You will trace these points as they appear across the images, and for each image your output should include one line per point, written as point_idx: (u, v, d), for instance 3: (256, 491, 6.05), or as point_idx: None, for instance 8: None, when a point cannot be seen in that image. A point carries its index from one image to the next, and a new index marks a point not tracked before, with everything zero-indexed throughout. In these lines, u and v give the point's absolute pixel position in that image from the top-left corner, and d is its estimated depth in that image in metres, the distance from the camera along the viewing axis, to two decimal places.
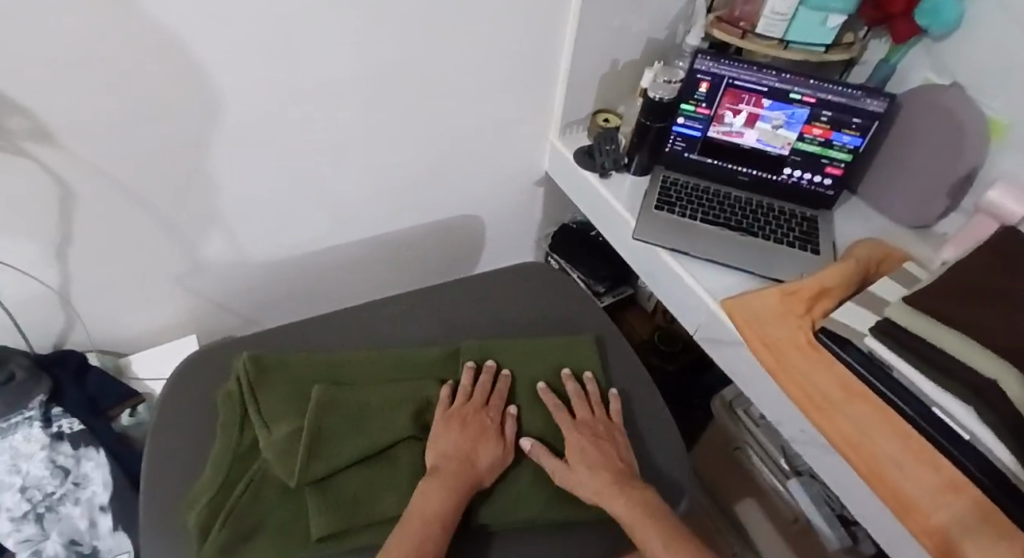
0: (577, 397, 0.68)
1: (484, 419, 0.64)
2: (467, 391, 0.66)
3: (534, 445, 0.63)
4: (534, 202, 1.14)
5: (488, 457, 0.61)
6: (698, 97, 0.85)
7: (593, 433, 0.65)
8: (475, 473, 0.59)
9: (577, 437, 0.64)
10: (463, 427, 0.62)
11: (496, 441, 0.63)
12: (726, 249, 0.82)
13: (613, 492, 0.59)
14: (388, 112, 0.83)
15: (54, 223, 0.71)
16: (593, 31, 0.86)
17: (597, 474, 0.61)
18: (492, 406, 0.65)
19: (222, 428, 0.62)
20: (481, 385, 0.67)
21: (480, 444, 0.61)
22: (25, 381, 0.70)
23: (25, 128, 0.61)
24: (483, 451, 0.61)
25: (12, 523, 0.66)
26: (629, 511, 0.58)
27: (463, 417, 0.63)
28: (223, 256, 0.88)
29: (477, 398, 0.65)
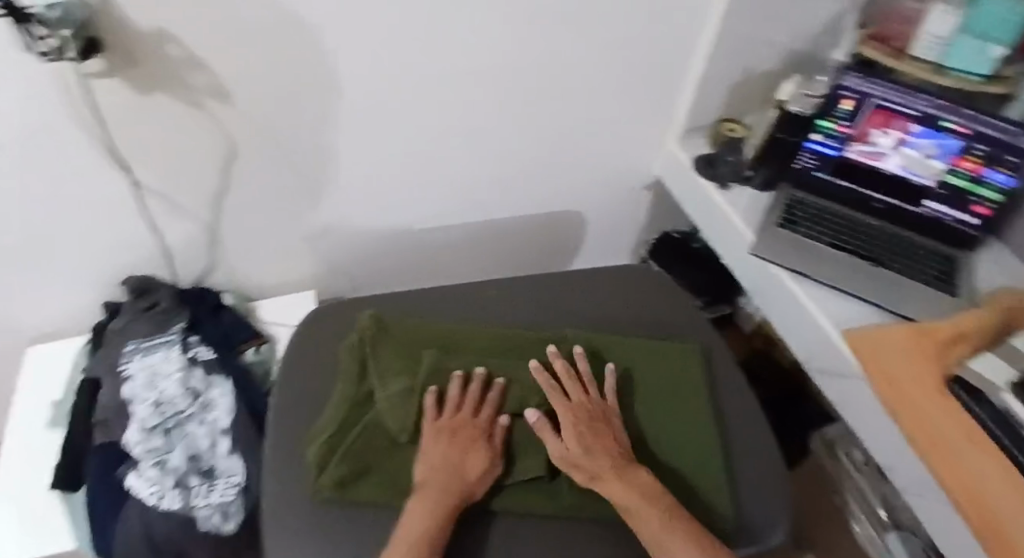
0: (566, 376, 0.66)
1: (474, 428, 0.62)
2: (456, 401, 0.63)
3: (539, 419, 0.63)
4: (642, 207, 1.13)
5: (476, 467, 0.59)
6: (840, 115, 0.80)
7: (589, 416, 0.63)
8: (466, 485, 0.58)
9: (571, 416, 0.62)
10: (451, 439, 0.61)
11: (486, 453, 0.61)
12: (851, 276, 0.78)
13: (614, 478, 0.58)
14: (515, 103, 0.86)
15: (215, 172, 0.80)
16: (731, 42, 0.84)
17: (596, 458, 0.59)
18: (483, 416, 0.63)
19: (342, 374, 0.67)
20: (471, 393, 0.64)
21: (471, 456, 0.60)
22: (168, 309, 0.83)
23: (205, 85, 0.69)
24: (470, 464, 0.59)
25: (143, 434, 0.73)
26: (631, 497, 0.57)
27: (452, 428, 0.62)
28: (347, 218, 0.95)
29: (466, 408, 0.63)
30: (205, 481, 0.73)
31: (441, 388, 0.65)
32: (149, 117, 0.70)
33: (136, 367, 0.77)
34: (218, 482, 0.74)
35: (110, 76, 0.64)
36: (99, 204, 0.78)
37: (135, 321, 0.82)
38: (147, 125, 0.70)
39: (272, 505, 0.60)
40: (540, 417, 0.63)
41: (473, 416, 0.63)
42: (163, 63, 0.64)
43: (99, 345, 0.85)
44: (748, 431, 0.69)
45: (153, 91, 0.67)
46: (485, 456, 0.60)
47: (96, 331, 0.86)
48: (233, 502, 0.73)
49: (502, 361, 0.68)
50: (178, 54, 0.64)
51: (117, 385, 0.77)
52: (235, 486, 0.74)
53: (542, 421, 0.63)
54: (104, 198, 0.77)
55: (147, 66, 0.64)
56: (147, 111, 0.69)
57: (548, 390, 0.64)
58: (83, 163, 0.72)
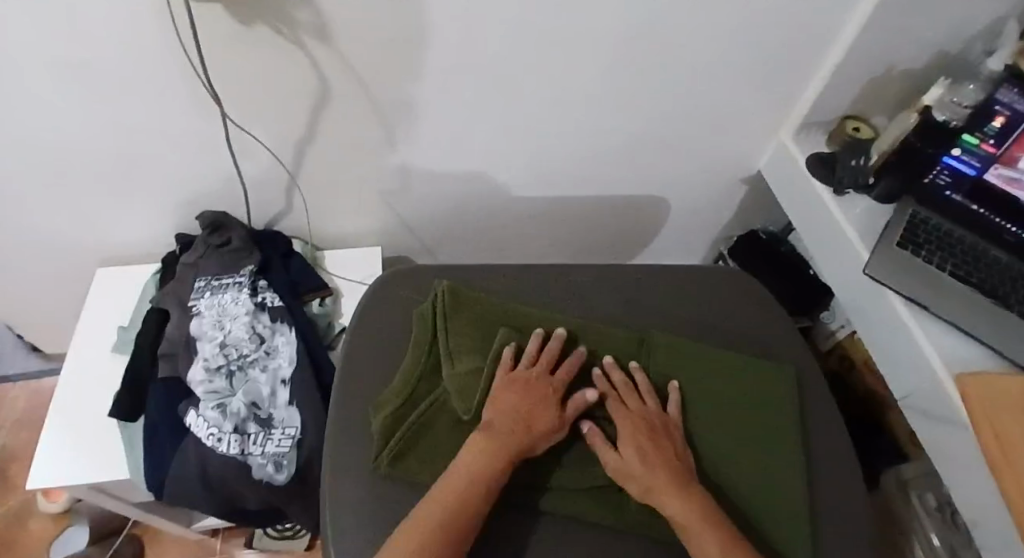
0: (625, 387, 0.62)
1: (552, 388, 0.59)
2: (535, 355, 0.61)
3: (591, 428, 0.60)
4: (733, 201, 1.06)
5: (545, 425, 0.57)
6: (988, 131, 0.74)
7: (650, 426, 0.59)
8: (527, 439, 0.55)
9: (628, 426, 0.59)
10: (525, 391, 0.58)
11: (556, 411, 0.58)
12: (969, 314, 0.71)
13: (672, 494, 0.55)
14: (624, 76, 0.80)
15: (303, 113, 0.77)
16: (878, 35, 0.75)
17: (654, 471, 0.56)
18: (559, 377, 0.60)
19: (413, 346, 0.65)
20: (549, 352, 0.61)
21: (542, 412, 0.57)
22: (239, 249, 0.83)
23: (309, 23, 0.65)
24: (538, 419, 0.57)
25: (206, 374, 0.73)
26: (690, 517, 0.54)
27: (524, 382, 0.59)
28: (427, 177, 0.92)
29: (541, 363, 0.61)
30: (262, 429, 0.72)
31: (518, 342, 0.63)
32: (248, 49, 0.67)
33: (205, 304, 0.77)
34: (275, 432, 0.72)
35: (214, 3, 0.60)
36: (187, 134, 0.77)
37: (206, 256, 0.82)
38: (244, 57, 0.68)
39: (337, 468, 0.60)
40: (594, 427, 0.60)
41: (551, 372, 0.60)
42: None
43: (167, 277, 0.85)
44: (832, 466, 0.64)
45: (254, 23, 0.64)
46: (553, 415, 0.57)
47: (166, 261, 0.86)
48: (286, 454, 0.71)
49: (576, 352, 0.65)
50: None
51: (186, 320, 0.77)
52: (291, 438, 0.72)
53: (595, 430, 0.60)
54: (193, 127, 0.76)
55: None
56: (245, 42, 0.66)
57: (607, 398, 0.61)
58: (177, 89, 0.70)
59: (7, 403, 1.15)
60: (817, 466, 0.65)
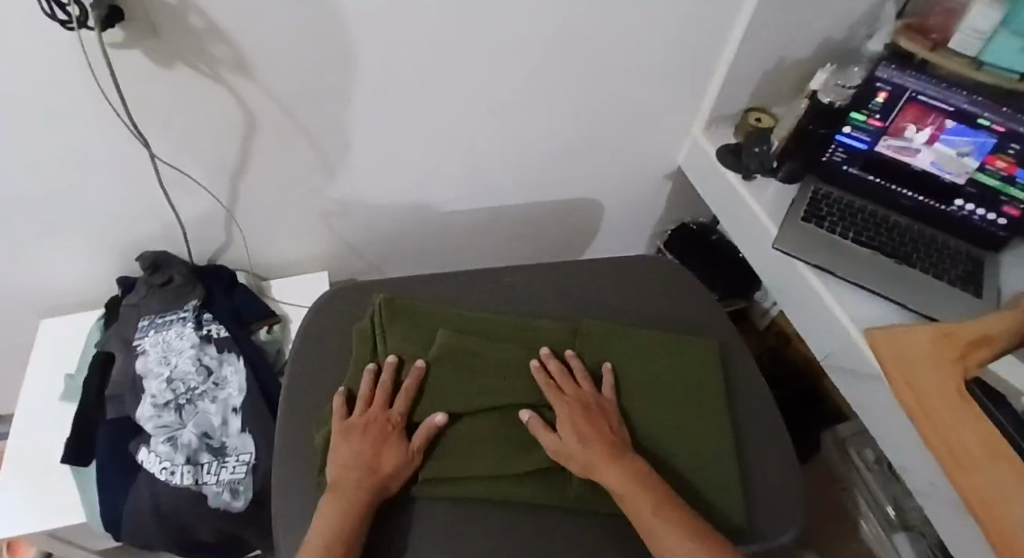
0: (562, 374, 0.65)
1: (387, 422, 0.61)
2: (367, 395, 0.64)
3: (531, 417, 0.62)
4: (661, 196, 1.12)
5: (393, 461, 0.59)
6: (873, 107, 0.78)
7: (583, 405, 0.62)
8: (378, 480, 0.58)
9: (564, 408, 0.62)
10: (361, 436, 0.60)
11: (400, 445, 0.60)
12: (875, 274, 0.76)
13: (608, 466, 0.58)
14: (539, 87, 0.85)
15: (233, 146, 0.79)
16: (766, 27, 0.81)
17: (591, 448, 0.59)
18: (395, 408, 0.63)
19: (356, 361, 0.68)
20: (380, 386, 0.64)
21: (384, 450, 0.59)
22: (182, 285, 0.84)
23: (226, 59, 0.68)
24: (383, 458, 0.59)
25: (155, 409, 0.74)
26: (627, 486, 0.56)
27: (363, 424, 0.61)
28: (364, 201, 0.95)
29: (376, 402, 0.63)
30: (215, 458, 0.73)
31: (351, 387, 0.66)
32: (170, 89, 0.69)
33: (150, 342, 0.78)
34: (228, 460, 0.73)
35: (131, 46, 0.63)
36: (118, 176, 0.78)
37: (149, 296, 0.83)
38: (167, 97, 0.70)
39: (289, 482, 0.61)
40: (534, 416, 0.62)
41: (387, 408, 0.63)
42: (185, 34, 0.63)
43: (111, 320, 0.86)
44: (761, 428, 0.69)
45: (173, 62, 0.66)
46: (399, 452, 0.60)
47: (110, 304, 0.87)
48: (242, 480, 0.73)
49: (513, 347, 0.68)
50: (200, 25, 0.63)
51: (131, 359, 0.78)
52: (245, 464, 0.73)
53: (536, 420, 0.62)
54: (124, 169, 0.77)
55: (169, 37, 0.63)
56: (166, 82, 0.68)
57: (547, 388, 0.64)
58: (102, 134, 0.72)
59: None
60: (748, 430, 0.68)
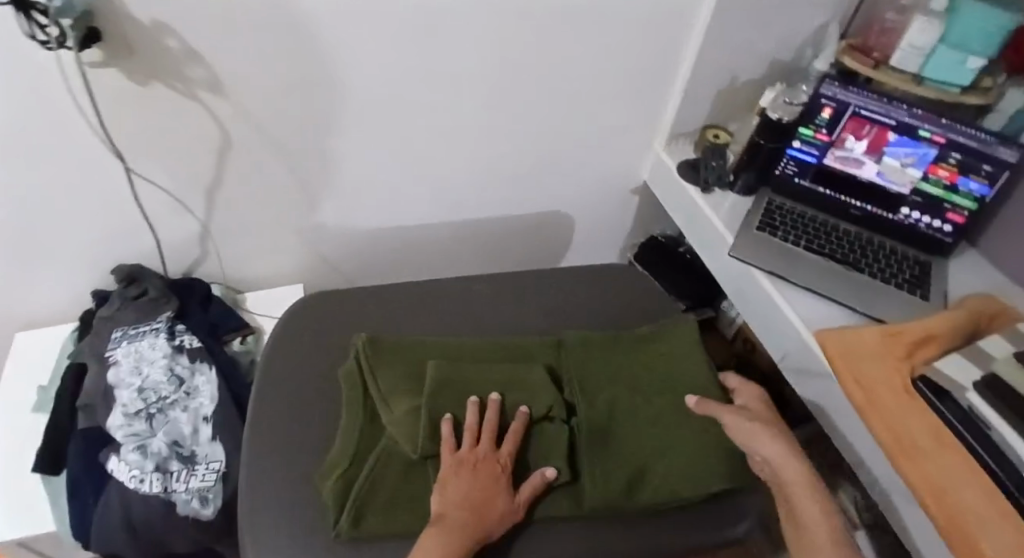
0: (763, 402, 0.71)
1: (497, 465, 0.61)
2: (473, 431, 0.62)
3: (700, 399, 0.67)
4: (629, 210, 1.15)
5: (501, 510, 0.58)
6: (820, 122, 0.82)
7: (763, 411, 0.69)
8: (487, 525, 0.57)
9: (759, 418, 0.67)
10: (473, 473, 0.59)
11: (506, 494, 0.60)
12: (827, 280, 0.80)
13: (769, 439, 0.64)
14: (504, 106, 0.88)
15: (209, 162, 0.82)
16: (718, 47, 0.85)
17: (755, 423, 0.65)
18: (503, 451, 0.62)
19: (347, 408, 0.67)
20: (488, 424, 0.62)
21: (494, 496, 0.59)
22: (157, 298, 0.86)
23: (200, 77, 0.71)
24: (494, 501, 0.59)
25: (126, 417, 0.75)
26: (785, 458, 0.62)
27: (471, 460, 0.60)
28: (338, 218, 0.98)
29: (485, 440, 0.62)
30: (185, 466, 0.74)
31: (456, 416, 0.64)
32: (146, 108, 0.72)
33: (122, 353, 0.80)
34: (198, 468, 0.74)
35: (109, 65, 0.66)
36: (94, 193, 0.80)
37: (124, 308, 0.85)
38: (143, 115, 0.73)
39: (262, 483, 0.63)
40: (699, 399, 0.67)
41: (493, 451, 0.61)
42: (160, 54, 0.67)
43: (85, 333, 0.87)
44: None
45: (149, 81, 0.69)
46: (506, 500, 0.59)
47: (84, 318, 0.88)
48: (211, 488, 0.73)
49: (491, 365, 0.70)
50: (176, 46, 0.67)
51: (103, 369, 0.79)
52: (214, 472, 0.74)
53: (706, 399, 0.68)
54: (101, 185, 0.80)
55: (145, 56, 0.67)
56: (143, 102, 0.71)
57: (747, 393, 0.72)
58: (79, 151, 0.75)
59: None
60: None
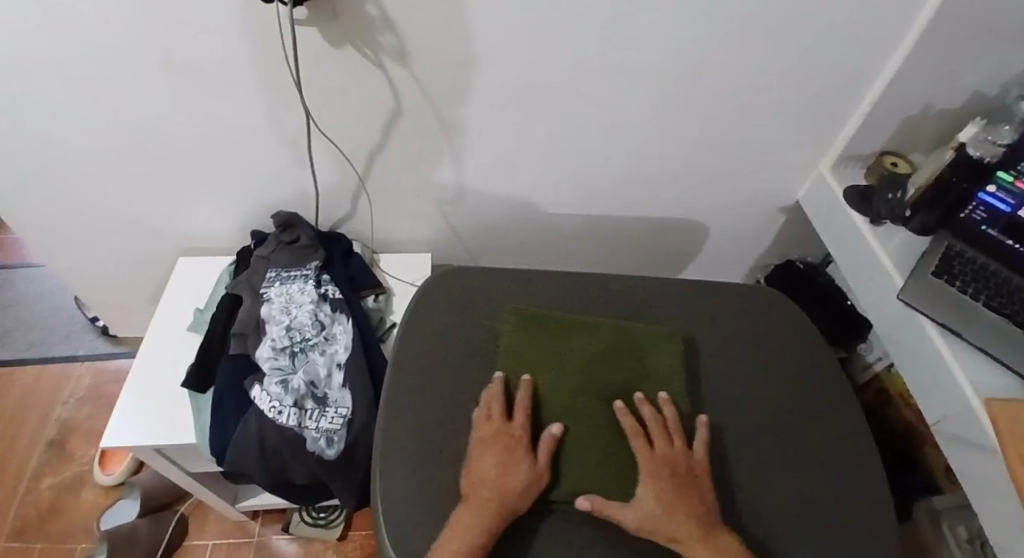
0: (654, 422, 0.66)
1: (481, 442, 0.65)
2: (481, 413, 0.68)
3: (591, 501, 0.61)
4: (769, 229, 1.11)
5: (478, 482, 0.62)
6: (1022, 169, 0.78)
7: (676, 469, 0.63)
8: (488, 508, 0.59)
9: (668, 501, 0.60)
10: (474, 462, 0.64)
11: (492, 462, 0.63)
12: (1003, 342, 0.73)
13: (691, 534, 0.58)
14: (668, 106, 0.86)
15: (380, 127, 0.86)
16: (915, 74, 0.80)
17: (670, 507, 0.60)
18: (486, 425, 0.66)
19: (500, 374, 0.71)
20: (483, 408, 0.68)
21: (476, 476, 0.62)
22: (307, 247, 0.92)
23: (391, 46, 0.74)
24: (481, 483, 0.61)
25: (273, 352, 0.81)
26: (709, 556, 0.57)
27: (491, 436, 0.65)
28: (480, 195, 1.00)
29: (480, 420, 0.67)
30: (318, 407, 0.79)
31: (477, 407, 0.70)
32: (334, 67, 0.76)
33: (276, 292, 0.86)
34: (328, 410, 0.79)
35: (312, 25, 0.71)
36: (271, 137, 0.87)
37: (278, 250, 0.91)
38: (331, 74, 0.77)
39: (394, 436, 0.68)
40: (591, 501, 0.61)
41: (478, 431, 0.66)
42: (360, 20, 0.71)
43: (241, 267, 0.94)
44: (835, 478, 0.69)
45: (344, 44, 0.73)
46: (528, 469, 0.63)
47: (241, 253, 0.96)
48: (338, 431, 0.78)
49: (620, 368, 0.71)
50: (374, 13, 0.70)
51: (257, 302, 0.86)
52: (342, 417, 0.79)
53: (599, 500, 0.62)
54: (282, 134, 0.86)
55: (345, 19, 0.70)
56: (332, 60, 0.75)
57: (635, 431, 0.66)
58: (267, 99, 0.81)
59: (74, 380, 1.29)
60: (822, 479, 0.69)
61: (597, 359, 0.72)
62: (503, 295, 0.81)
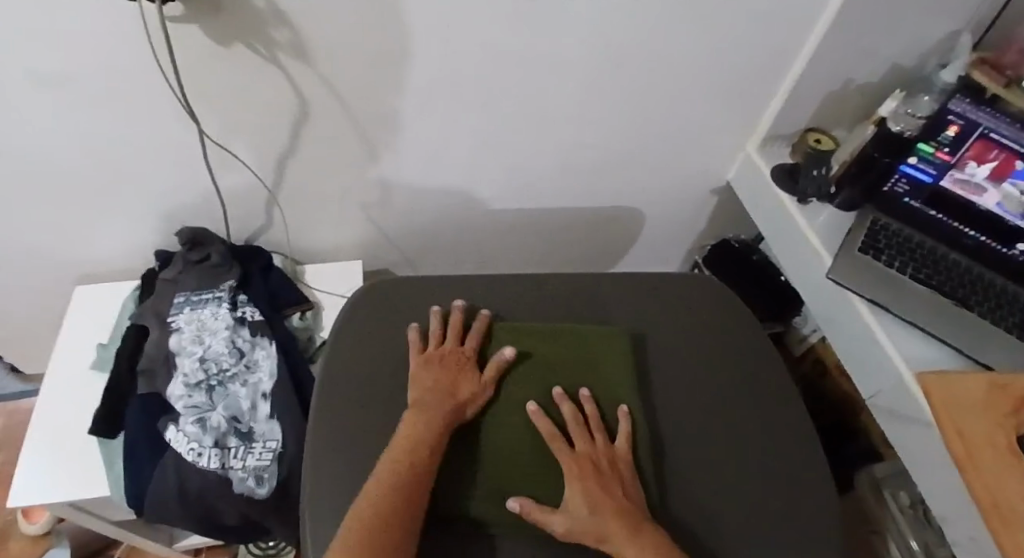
0: (573, 420, 0.64)
1: (432, 355, 0.68)
2: (438, 335, 0.71)
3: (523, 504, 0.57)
4: (705, 210, 1.10)
5: (419, 390, 0.65)
6: (942, 140, 0.75)
7: (600, 468, 0.60)
8: (439, 413, 0.62)
9: (597, 501, 0.57)
10: (421, 370, 0.67)
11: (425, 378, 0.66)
12: (932, 314, 0.74)
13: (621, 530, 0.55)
14: (594, 91, 0.82)
15: (287, 132, 0.79)
16: (836, 48, 0.78)
17: (596, 505, 0.57)
18: (447, 344, 0.70)
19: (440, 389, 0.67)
20: (435, 327, 0.71)
21: (423, 386, 0.65)
22: (219, 265, 0.84)
23: (287, 43, 0.67)
24: (421, 389, 0.65)
25: (186, 388, 0.74)
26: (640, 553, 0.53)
27: (437, 356, 0.68)
28: (407, 195, 0.94)
29: (444, 343, 0.70)
30: (243, 443, 0.73)
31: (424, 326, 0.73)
32: (224, 67, 0.68)
33: (186, 319, 0.79)
34: (255, 446, 0.73)
35: (191, 22, 0.62)
36: (165, 148, 0.78)
37: (187, 272, 0.83)
38: (222, 76, 0.69)
39: (321, 471, 0.62)
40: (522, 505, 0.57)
41: (425, 349, 0.69)
42: (247, 15, 0.63)
43: (146, 293, 0.86)
44: (785, 460, 0.68)
45: (233, 42, 0.66)
46: (473, 380, 0.66)
47: (146, 278, 0.87)
48: (267, 468, 0.72)
49: (566, 372, 0.69)
50: (264, 7, 0.62)
51: (165, 334, 0.78)
52: (271, 451, 0.73)
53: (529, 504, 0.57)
54: (175, 145, 0.77)
55: (230, 15, 0.62)
56: (222, 61, 0.67)
57: (572, 421, 0.64)
58: (152, 107, 0.72)
59: None
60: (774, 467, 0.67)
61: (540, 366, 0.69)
62: (436, 303, 0.77)
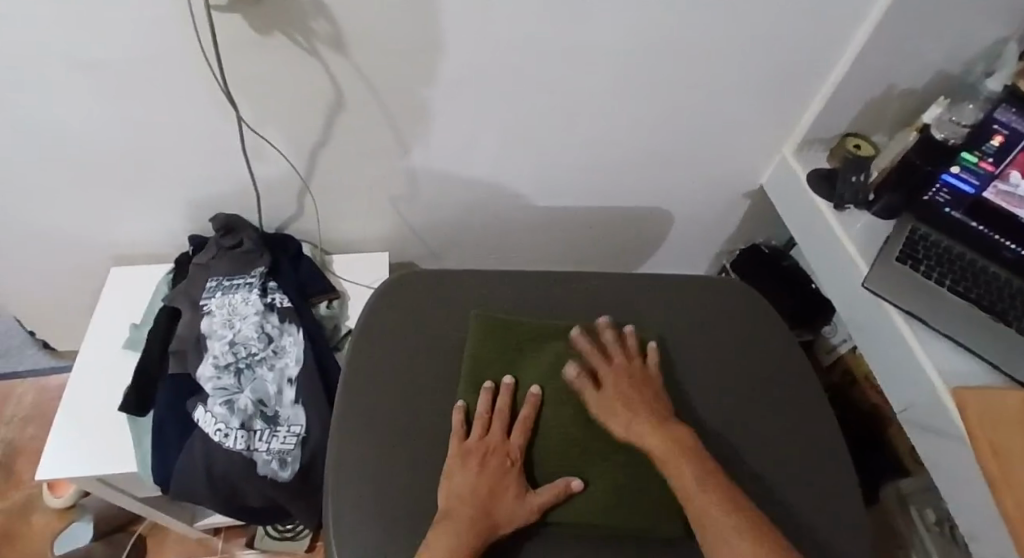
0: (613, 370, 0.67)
1: (504, 455, 0.61)
2: (484, 419, 0.64)
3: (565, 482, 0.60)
4: (735, 213, 1.08)
5: (457, 492, 0.58)
6: (986, 149, 0.75)
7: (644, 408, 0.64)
8: (484, 522, 0.55)
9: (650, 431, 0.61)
10: (463, 469, 0.60)
11: (466, 472, 0.59)
12: (969, 328, 0.72)
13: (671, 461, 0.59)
14: (628, 90, 0.82)
15: (321, 122, 0.80)
16: (879, 53, 0.77)
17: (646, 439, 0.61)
18: (512, 440, 0.63)
19: (465, 382, 0.68)
20: (500, 411, 0.64)
21: (465, 487, 0.58)
22: (251, 252, 0.85)
23: (325, 34, 0.68)
24: (462, 503, 0.57)
25: (216, 370, 0.75)
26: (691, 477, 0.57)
27: (481, 450, 0.61)
28: (435, 189, 0.95)
29: (493, 429, 0.63)
30: (268, 426, 0.74)
31: (469, 404, 0.66)
32: (265, 57, 0.69)
33: (216, 303, 0.80)
34: (280, 430, 0.74)
35: (235, 11, 0.63)
36: (203, 136, 0.79)
37: (219, 257, 0.85)
38: (261, 65, 0.70)
39: (344, 459, 0.63)
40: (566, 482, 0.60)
41: (466, 439, 0.63)
42: (289, 5, 0.64)
43: (179, 277, 0.88)
44: (811, 471, 0.67)
45: (273, 32, 0.67)
46: (518, 484, 0.59)
47: (179, 261, 0.89)
48: (291, 451, 0.73)
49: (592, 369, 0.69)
50: None
51: (197, 316, 0.80)
52: (295, 436, 0.74)
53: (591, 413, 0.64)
54: (213, 132, 0.79)
55: (271, 4, 0.63)
56: (261, 50, 0.69)
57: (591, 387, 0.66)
58: (192, 93, 0.73)
59: (17, 397, 1.21)
60: (799, 476, 0.66)
61: (565, 362, 0.68)
62: (464, 296, 0.77)
